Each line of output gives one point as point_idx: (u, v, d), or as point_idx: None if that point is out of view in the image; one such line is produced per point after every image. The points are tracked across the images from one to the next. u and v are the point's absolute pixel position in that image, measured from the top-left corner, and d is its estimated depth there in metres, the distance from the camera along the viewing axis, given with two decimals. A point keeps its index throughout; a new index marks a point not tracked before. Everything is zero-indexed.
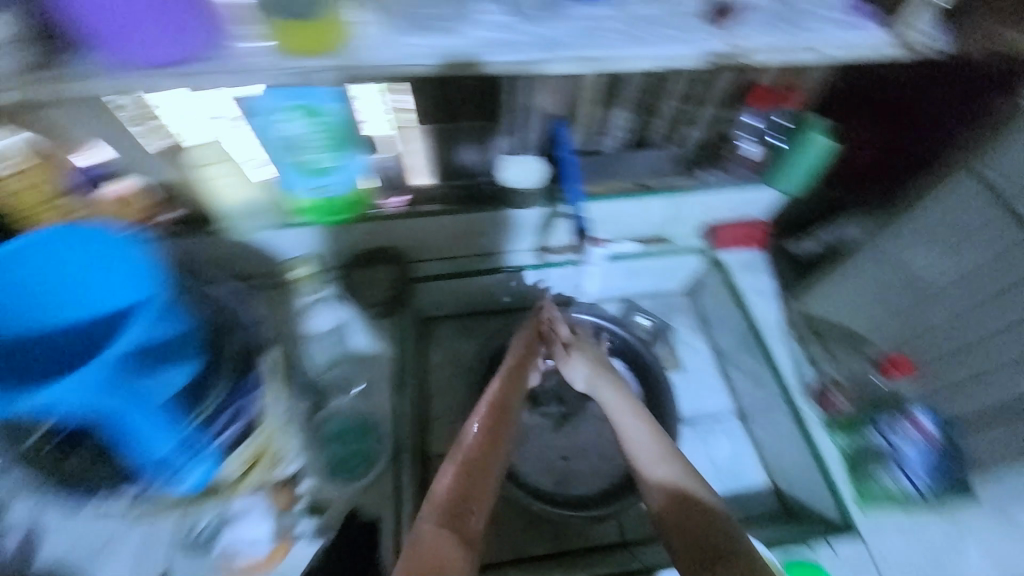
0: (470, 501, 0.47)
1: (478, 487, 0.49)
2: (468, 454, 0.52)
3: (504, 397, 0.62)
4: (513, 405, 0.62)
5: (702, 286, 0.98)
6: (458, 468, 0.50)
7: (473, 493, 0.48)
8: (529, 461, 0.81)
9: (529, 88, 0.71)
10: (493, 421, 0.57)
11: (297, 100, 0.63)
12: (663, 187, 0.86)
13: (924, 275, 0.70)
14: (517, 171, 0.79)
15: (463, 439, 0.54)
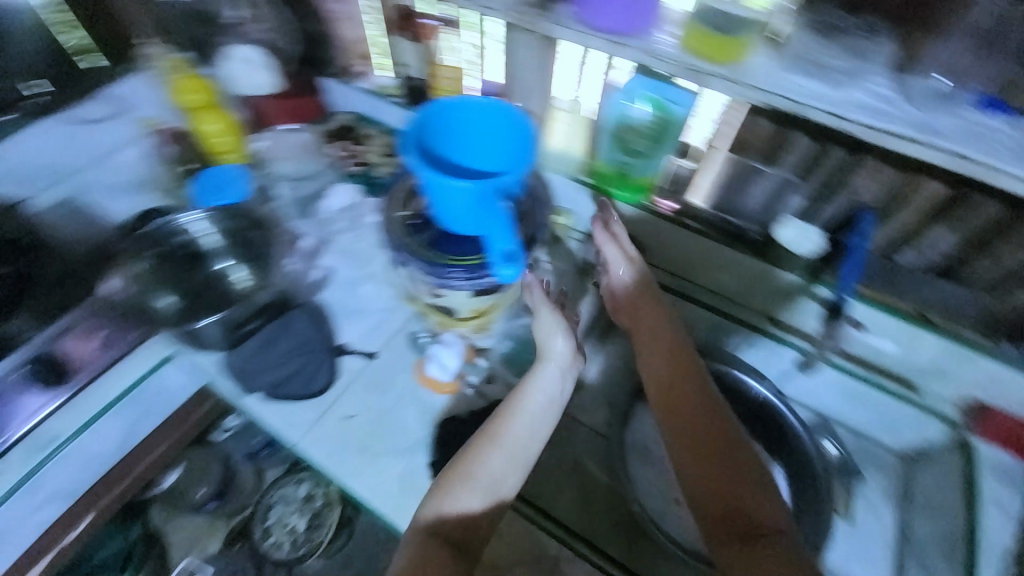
0: (449, 530, 0.62)
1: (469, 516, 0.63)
2: (469, 470, 0.64)
3: (521, 404, 0.69)
4: (533, 405, 0.69)
5: (927, 458, 0.83)
6: (463, 488, 0.63)
7: (472, 523, 0.63)
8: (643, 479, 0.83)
9: (863, 167, 0.73)
10: (497, 430, 0.67)
11: (654, 92, 0.76)
12: (949, 331, 0.75)
13: None
14: (794, 234, 0.80)
15: (463, 458, 0.65)
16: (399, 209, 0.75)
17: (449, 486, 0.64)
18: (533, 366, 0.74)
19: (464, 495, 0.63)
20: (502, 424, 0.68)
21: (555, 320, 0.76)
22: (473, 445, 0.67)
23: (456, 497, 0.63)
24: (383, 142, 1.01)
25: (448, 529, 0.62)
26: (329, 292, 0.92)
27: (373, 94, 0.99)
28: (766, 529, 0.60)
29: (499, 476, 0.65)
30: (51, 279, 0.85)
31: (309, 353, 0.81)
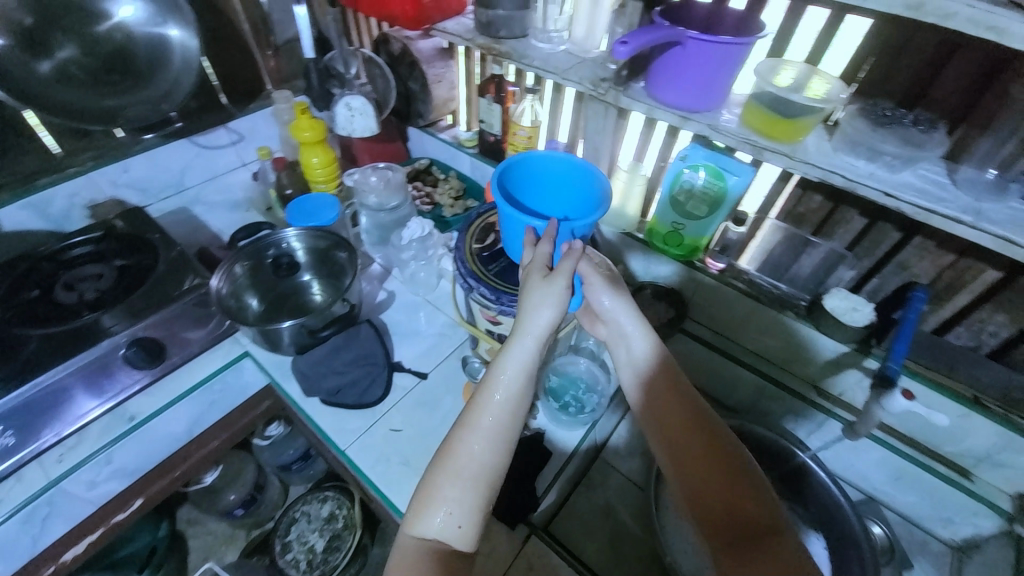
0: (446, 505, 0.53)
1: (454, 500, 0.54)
2: (447, 469, 0.55)
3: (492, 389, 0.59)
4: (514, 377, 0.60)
5: (979, 551, 0.79)
6: (439, 496, 0.54)
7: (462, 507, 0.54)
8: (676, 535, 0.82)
9: (914, 245, 0.76)
10: (470, 418, 0.57)
11: (711, 161, 0.83)
12: (1006, 417, 0.71)
13: None
14: (841, 304, 0.80)
15: (443, 455, 0.56)
16: (474, 241, 0.83)
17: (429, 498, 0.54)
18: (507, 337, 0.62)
19: (441, 512, 0.53)
20: (476, 411, 0.58)
21: (550, 287, 0.61)
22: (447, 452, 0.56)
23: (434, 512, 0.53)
24: (454, 187, 1.13)
25: (442, 545, 0.52)
26: (391, 313, 1.00)
27: (452, 145, 1.14)
28: (775, 528, 0.50)
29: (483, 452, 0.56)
30: (154, 276, 0.90)
31: (369, 365, 0.87)
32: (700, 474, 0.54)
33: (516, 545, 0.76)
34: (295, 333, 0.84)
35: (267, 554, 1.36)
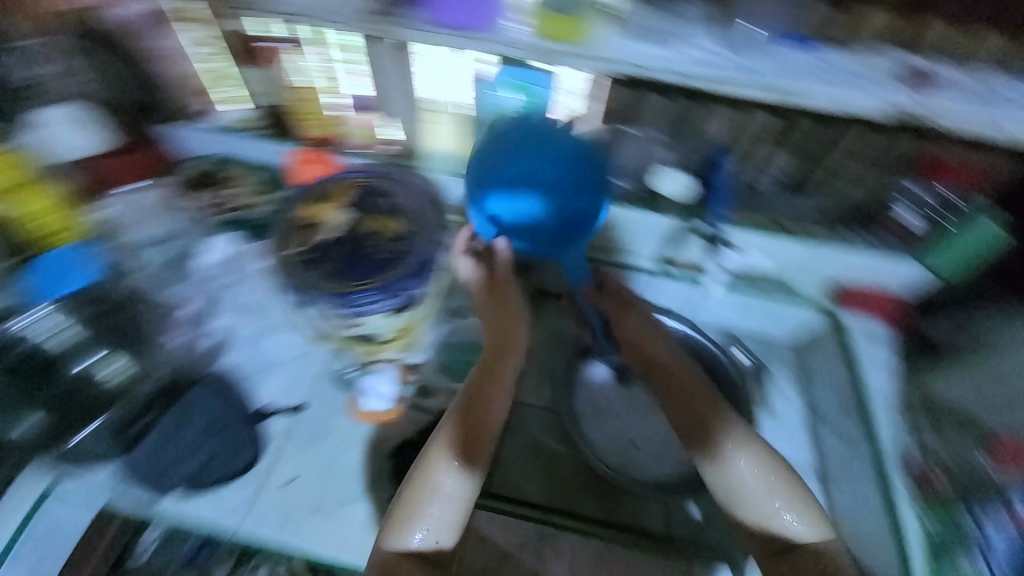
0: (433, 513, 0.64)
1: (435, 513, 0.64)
2: (430, 484, 0.65)
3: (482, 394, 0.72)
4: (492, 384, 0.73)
5: (812, 342, 0.97)
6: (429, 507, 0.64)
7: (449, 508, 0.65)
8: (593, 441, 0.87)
9: (709, 111, 0.80)
10: (448, 436, 0.67)
11: (515, 79, 0.79)
12: (805, 235, 0.89)
13: None
14: (668, 184, 0.89)
15: (425, 469, 0.65)
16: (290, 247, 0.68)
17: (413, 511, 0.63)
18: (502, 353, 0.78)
19: (422, 528, 0.63)
20: (483, 418, 0.70)
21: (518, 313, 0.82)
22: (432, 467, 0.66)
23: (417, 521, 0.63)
24: (252, 181, 0.89)
25: (420, 556, 0.62)
26: (233, 357, 0.84)
27: (223, 131, 0.88)
28: (787, 527, 0.65)
29: (463, 461, 0.66)
30: None
31: (225, 430, 0.74)
32: (748, 498, 0.68)
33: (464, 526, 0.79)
34: (104, 434, 0.72)
35: None
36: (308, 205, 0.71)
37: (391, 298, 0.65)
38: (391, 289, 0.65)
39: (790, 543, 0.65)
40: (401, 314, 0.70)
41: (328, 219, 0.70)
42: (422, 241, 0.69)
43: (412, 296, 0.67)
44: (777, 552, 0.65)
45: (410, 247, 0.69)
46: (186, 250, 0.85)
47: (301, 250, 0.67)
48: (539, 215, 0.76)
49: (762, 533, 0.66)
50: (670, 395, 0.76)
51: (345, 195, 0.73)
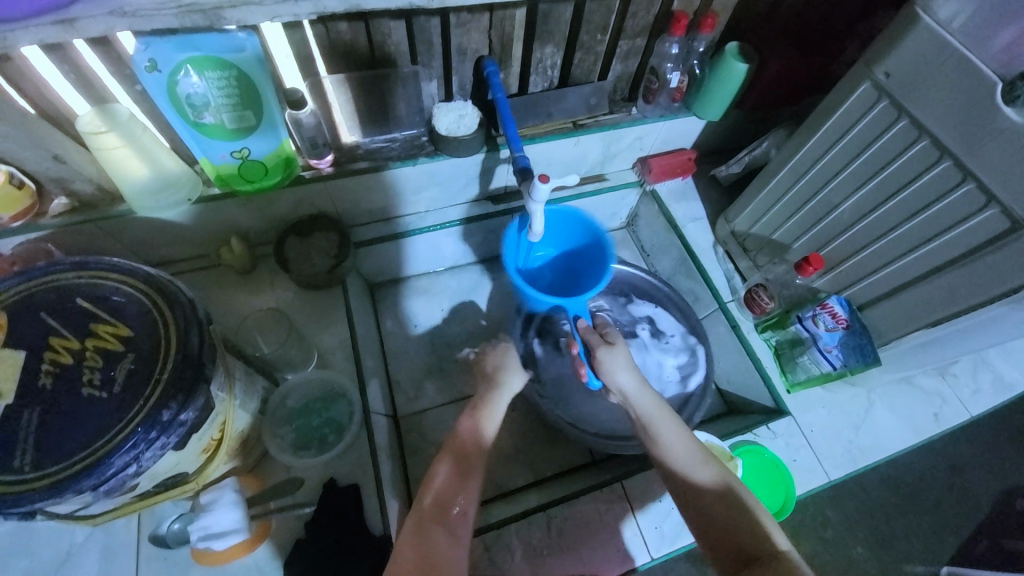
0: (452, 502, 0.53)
1: (453, 498, 0.53)
2: (463, 478, 0.55)
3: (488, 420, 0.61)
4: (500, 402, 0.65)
5: (637, 218, 1.05)
6: (462, 489, 0.54)
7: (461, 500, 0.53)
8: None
9: (455, 23, 0.68)
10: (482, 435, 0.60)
11: (191, 51, 0.56)
12: (597, 124, 0.86)
13: (873, 215, 0.65)
14: (450, 120, 0.76)
15: (457, 469, 0.55)
16: None
17: (426, 531, 0.49)
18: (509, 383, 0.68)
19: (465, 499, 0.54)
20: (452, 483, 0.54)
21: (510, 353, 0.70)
22: (436, 499, 0.53)
23: (453, 503, 0.53)
24: None
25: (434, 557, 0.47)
26: None
27: None
28: (743, 508, 0.50)
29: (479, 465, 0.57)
30: None
31: None
32: (723, 495, 0.51)
33: None
34: None
35: None
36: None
37: (149, 449, 0.43)
38: (155, 424, 0.42)
39: (769, 548, 0.46)
40: (186, 446, 0.47)
41: None
42: (160, 343, 0.45)
43: (187, 426, 0.45)
44: (744, 563, 0.46)
45: (146, 360, 0.45)
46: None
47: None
48: (551, 267, 0.85)
49: (718, 522, 0.50)
50: (644, 423, 0.58)
51: (8, 319, 0.46)
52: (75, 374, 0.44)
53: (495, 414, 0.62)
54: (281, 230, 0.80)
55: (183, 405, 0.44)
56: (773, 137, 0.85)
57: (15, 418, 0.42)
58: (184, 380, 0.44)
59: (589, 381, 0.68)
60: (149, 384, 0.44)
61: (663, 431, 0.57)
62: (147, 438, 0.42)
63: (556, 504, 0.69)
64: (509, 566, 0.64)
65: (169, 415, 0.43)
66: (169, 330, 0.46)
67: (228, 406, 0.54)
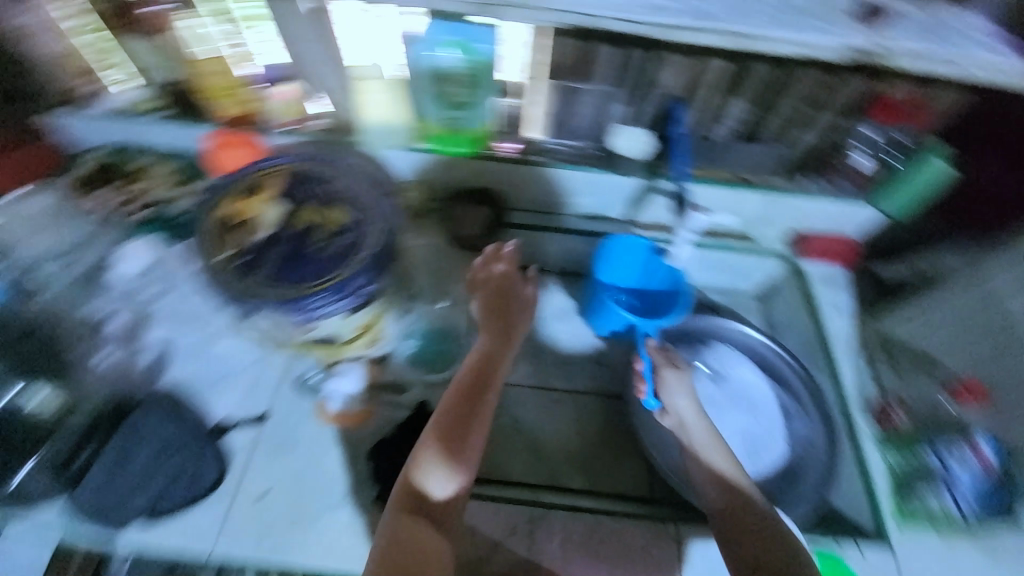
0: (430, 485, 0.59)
1: (429, 487, 0.59)
2: (437, 453, 0.60)
3: (472, 380, 0.66)
4: (495, 356, 0.70)
5: (776, 292, 0.97)
6: (439, 474, 0.59)
7: (434, 475, 0.60)
8: (564, 416, 0.88)
9: (662, 61, 0.76)
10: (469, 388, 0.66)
11: (455, 37, 0.72)
12: (764, 185, 0.88)
13: None
14: (624, 141, 0.85)
15: (428, 446, 0.61)
16: (219, 251, 0.59)
17: (441, 456, 0.60)
18: (490, 333, 0.72)
19: (441, 476, 0.59)
20: (447, 449, 0.61)
21: (487, 305, 0.74)
22: (436, 449, 0.61)
23: (429, 486, 0.59)
24: (166, 169, 0.84)
25: (430, 505, 0.58)
26: (181, 369, 0.76)
27: (124, 115, 0.82)
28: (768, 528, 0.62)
29: (469, 424, 0.63)
30: None
31: (182, 449, 0.68)
32: (756, 521, 0.62)
33: None
34: None
35: None
36: (237, 200, 0.63)
37: (337, 302, 0.58)
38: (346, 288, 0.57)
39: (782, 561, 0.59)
40: (352, 316, 0.62)
41: (259, 215, 0.62)
42: (368, 236, 0.61)
43: (366, 297, 0.60)
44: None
45: (356, 244, 0.61)
46: (110, 251, 0.79)
47: (237, 256, 0.60)
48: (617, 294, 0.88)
49: (756, 540, 0.61)
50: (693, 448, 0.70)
51: (282, 186, 0.65)
52: (305, 235, 0.62)
53: (495, 357, 0.70)
54: (453, 193, 0.92)
55: (366, 280, 0.59)
56: (959, 252, 0.78)
57: (264, 250, 0.60)
58: (374, 266, 0.60)
59: (647, 399, 0.79)
60: (353, 259, 0.60)
61: (708, 455, 0.69)
62: (340, 293, 0.58)
63: (603, 516, 0.72)
64: (544, 547, 0.68)
65: (357, 285, 0.58)
66: (371, 228, 0.63)
67: (384, 303, 0.68)
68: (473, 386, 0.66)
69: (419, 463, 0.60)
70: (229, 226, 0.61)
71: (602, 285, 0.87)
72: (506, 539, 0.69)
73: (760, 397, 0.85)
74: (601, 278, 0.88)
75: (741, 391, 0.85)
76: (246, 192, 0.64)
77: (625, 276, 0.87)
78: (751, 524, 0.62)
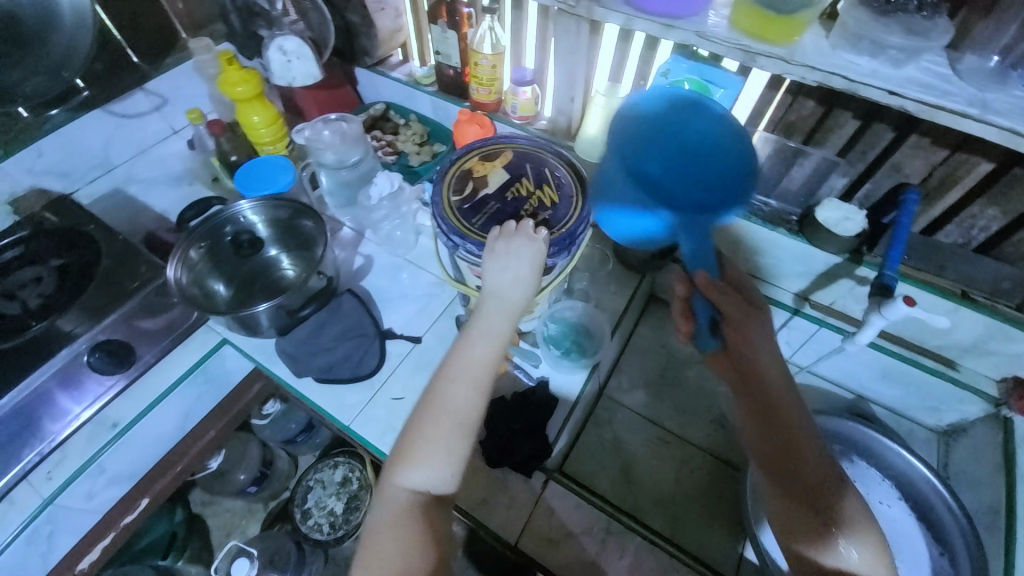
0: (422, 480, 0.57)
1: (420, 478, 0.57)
2: (413, 449, 0.57)
3: (456, 383, 0.60)
4: (484, 334, 0.64)
5: (964, 434, 0.85)
6: (418, 468, 0.57)
7: (422, 465, 0.57)
8: (666, 460, 0.86)
9: (909, 145, 0.73)
10: (448, 367, 0.62)
11: (694, 75, 0.76)
12: (991, 307, 0.72)
13: None
14: (833, 216, 0.78)
15: (410, 441, 0.58)
16: (453, 193, 0.73)
17: (424, 448, 0.57)
18: (481, 311, 0.66)
19: (429, 465, 0.57)
20: (422, 438, 0.58)
21: (518, 260, 0.65)
22: (422, 444, 0.57)
23: (408, 483, 0.56)
24: (414, 131, 1.06)
25: (428, 492, 0.57)
26: (375, 279, 0.94)
27: (408, 84, 1.05)
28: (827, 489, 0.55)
29: (458, 409, 0.59)
30: (99, 271, 0.84)
31: (359, 337, 0.83)
32: (813, 479, 0.55)
33: (535, 492, 0.74)
34: (273, 316, 0.79)
35: (288, 523, 1.30)
36: (477, 160, 0.77)
37: None
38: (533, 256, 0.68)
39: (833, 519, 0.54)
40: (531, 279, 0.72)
41: (489, 175, 0.76)
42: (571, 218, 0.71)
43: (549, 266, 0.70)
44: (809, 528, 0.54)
45: (555, 221, 0.71)
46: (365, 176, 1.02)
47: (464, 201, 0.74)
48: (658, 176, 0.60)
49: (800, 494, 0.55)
50: (761, 393, 0.58)
51: (512, 158, 0.78)
52: (520, 203, 0.73)
53: (496, 335, 0.64)
54: None
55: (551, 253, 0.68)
56: None
57: (485, 202, 0.72)
58: (563, 243, 0.69)
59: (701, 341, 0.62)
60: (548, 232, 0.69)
61: (779, 406, 0.58)
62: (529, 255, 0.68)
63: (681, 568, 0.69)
64: (613, 562, 0.69)
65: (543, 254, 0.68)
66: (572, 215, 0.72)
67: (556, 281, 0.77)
68: (459, 373, 0.61)
69: (408, 456, 0.57)
70: (464, 178, 0.75)
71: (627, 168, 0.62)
72: (582, 535, 0.71)
73: (903, 539, 0.78)
74: (626, 154, 0.62)
75: (884, 523, 0.79)
76: (484, 155, 0.78)
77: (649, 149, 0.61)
78: (808, 479, 0.55)
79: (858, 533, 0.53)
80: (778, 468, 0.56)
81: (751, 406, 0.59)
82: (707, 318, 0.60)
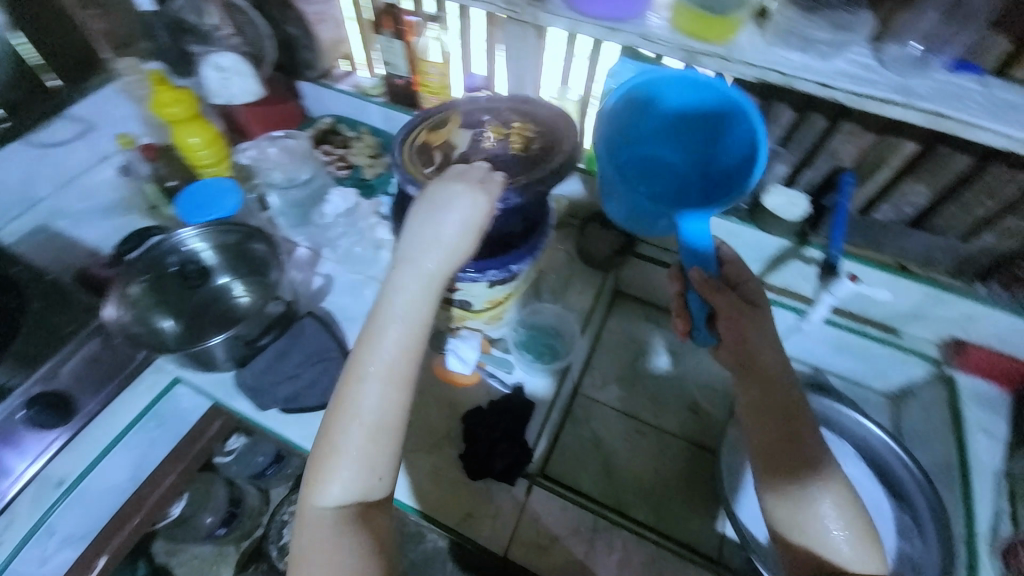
0: (353, 493, 0.52)
1: (347, 491, 0.51)
2: (329, 464, 0.51)
3: (378, 376, 0.53)
4: (403, 305, 0.55)
5: (912, 397, 0.91)
6: (341, 477, 0.51)
7: (356, 475, 0.52)
8: (646, 450, 0.87)
9: (842, 132, 0.77)
10: (368, 349, 0.54)
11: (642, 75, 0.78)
12: (927, 276, 0.79)
13: None
14: (779, 201, 0.82)
15: (326, 449, 0.52)
16: (421, 168, 0.68)
17: (353, 457, 0.51)
18: (394, 270, 0.56)
19: (346, 476, 0.51)
20: (348, 441, 0.51)
21: (433, 222, 0.56)
22: (353, 451, 0.51)
23: (327, 498, 0.51)
24: (368, 144, 1.03)
25: (355, 503, 0.52)
26: (334, 299, 0.91)
27: (355, 95, 1.02)
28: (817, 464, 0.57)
29: (393, 409, 0.52)
30: None
31: (323, 362, 0.80)
32: (809, 459, 0.57)
33: (520, 501, 0.73)
34: (230, 347, 0.74)
35: (263, 561, 1.23)
36: (426, 132, 0.72)
37: (490, 271, 0.68)
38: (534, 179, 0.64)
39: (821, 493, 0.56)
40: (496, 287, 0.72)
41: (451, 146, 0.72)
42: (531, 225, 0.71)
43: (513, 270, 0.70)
44: (803, 503, 0.56)
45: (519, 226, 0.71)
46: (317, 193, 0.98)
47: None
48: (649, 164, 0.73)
49: (796, 472, 0.57)
50: (753, 376, 0.61)
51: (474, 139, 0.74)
52: (507, 148, 0.72)
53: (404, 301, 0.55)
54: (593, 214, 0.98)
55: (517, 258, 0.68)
56: None
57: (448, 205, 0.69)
58: (527, 248, 0.69)
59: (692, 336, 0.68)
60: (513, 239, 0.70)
61: (772, 390, 0.60)
62: (493, 264, 0.68)
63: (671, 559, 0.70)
64: (603, 558, 0.70)
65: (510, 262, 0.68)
66: (543, 161, 0.68)
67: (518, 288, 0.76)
68: (389, 362, 0.53)
69: (328, 468, 0.51)
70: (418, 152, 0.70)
71: (623, 163, 0.72)
72: (570, 537, 0.71)
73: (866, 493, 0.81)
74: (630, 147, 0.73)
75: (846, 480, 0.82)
76: (434, 124, 0.73)
77: (659, 148, 0.73)
78: (797, 456, 0.57)
79: (832, 508, 0.55)
80: (769, 443, 0.59)
81: (757, 402, 0.60)
82: (702, 315, 0.65)
